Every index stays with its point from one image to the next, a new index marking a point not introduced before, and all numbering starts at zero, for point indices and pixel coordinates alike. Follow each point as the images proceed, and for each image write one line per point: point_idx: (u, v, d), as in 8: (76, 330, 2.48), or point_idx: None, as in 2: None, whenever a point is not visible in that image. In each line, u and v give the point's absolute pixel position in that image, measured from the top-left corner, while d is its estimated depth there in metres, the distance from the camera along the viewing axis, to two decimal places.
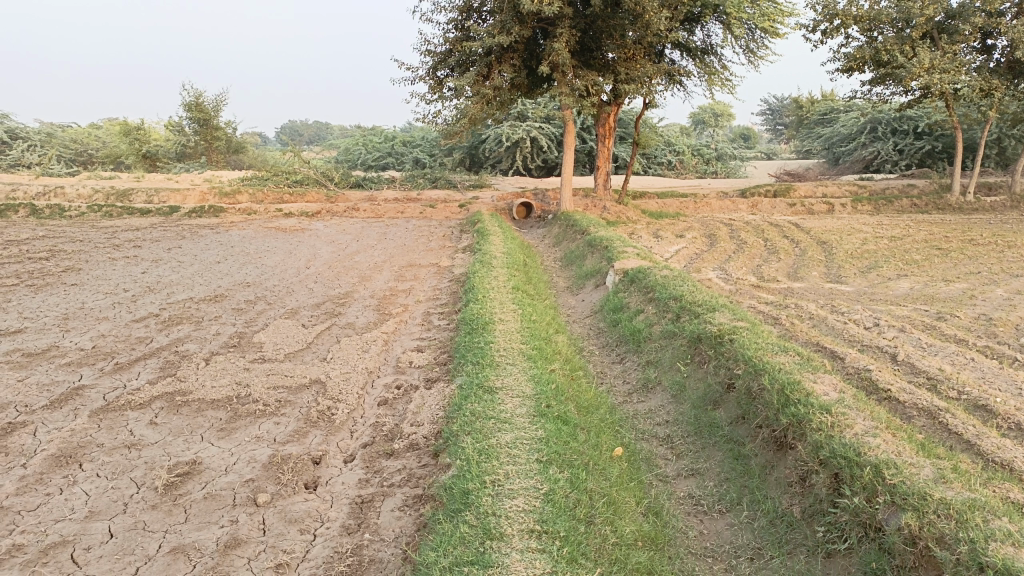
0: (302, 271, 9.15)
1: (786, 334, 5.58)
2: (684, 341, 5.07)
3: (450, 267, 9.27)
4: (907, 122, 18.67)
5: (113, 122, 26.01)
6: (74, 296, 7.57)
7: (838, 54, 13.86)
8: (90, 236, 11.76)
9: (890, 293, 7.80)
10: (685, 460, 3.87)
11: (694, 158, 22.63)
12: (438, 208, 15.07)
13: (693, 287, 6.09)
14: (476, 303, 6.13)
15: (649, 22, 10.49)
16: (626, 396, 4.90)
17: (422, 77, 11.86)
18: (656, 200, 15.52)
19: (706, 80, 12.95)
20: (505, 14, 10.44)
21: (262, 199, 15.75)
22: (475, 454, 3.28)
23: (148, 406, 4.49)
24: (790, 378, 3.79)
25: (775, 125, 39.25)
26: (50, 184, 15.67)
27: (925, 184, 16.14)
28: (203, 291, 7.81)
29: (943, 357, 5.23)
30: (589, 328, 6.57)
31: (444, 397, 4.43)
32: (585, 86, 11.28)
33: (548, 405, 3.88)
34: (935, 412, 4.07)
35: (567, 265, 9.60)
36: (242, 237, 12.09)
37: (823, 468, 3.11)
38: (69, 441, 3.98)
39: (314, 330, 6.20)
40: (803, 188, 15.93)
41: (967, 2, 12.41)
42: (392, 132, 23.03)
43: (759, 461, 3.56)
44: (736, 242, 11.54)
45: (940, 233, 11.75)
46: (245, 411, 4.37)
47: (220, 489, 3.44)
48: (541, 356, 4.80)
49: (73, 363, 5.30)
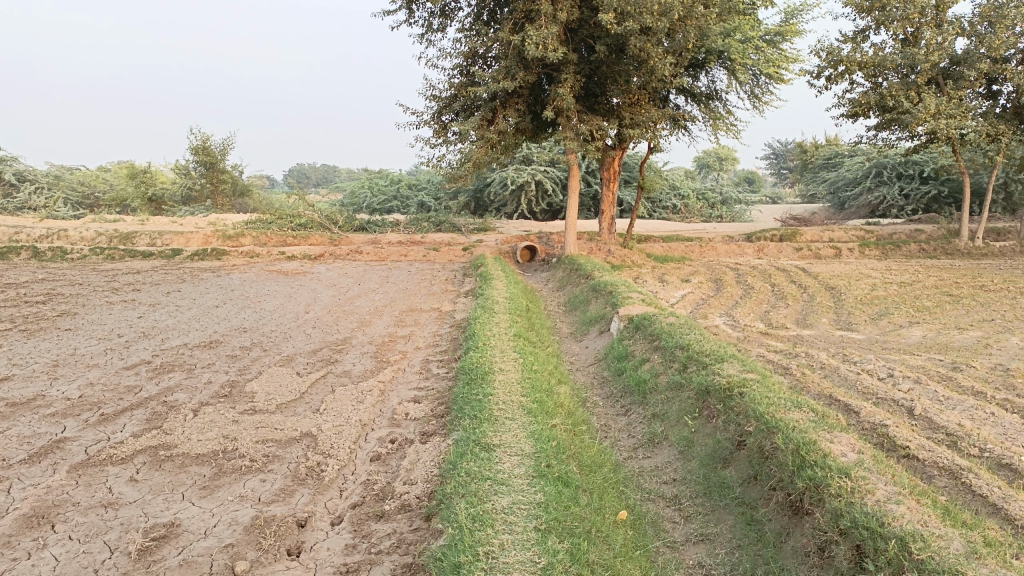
0: (302, 316, 8.98)
1: (798, 385, 5.37)
2: (691, 393, 4.86)
3: (451, 312, 9.11)
4: (912, 167, 18.63)
5: (121, 165, 26.20)
6: (67, 342, 7.40)
7: (843, 99, 13.85)
8: (91, 279, 11.66)
9: (903, 342, 7.58)
10: (694, 524, 3.65)
11: (699, 202, 22.61)
12: (442, 250, 14.95)
13: (700, 335, 5.88)
14: (476, 351, 5.94)
15: (653, 67, 10.46)
16: (631, 451, 4.68)
17: (426, 122, 11.85)
18: (661, 244, 15.40)
19: (711, 125, 12.94)
20: (509, 60, 10.42)
21: (265, 242, 15.68)
22: (469, 520, 3.06)
23: (130, 460, 4.29)
24: (805, 437, 3.57)
25: (780, 169, 39.40)
26: (54, 227, 15.65)
27: (932, 229, 16.00)
28: (198, 337, 7.63)
29: (962, 412, 4.99)
30: (592, 377, 6.37)
31: (440, 453, 4.22)
32: (589, 130, 11.23)
33: (548, 465, 3.66)
34: (958, 473, 3.84)
35: (571, 310, 9.44)
36: (243, 280, 11.96)
37: (843, 539, 2.89)
38: (43, 500, 3.77)
39: (309, 379, 6.01)
40: (809, 232, 15.79)
41: (971, 49, 12.38)
42: (398, 175, 23.09)
43: (774, 527, 3.33)
44: (743, 287, 11.37)
45: (950, 279, 11.56)
46: (231, 467, 4.16)
47: (197, 555, 3.22)
48: (543, 410, 4.58)
49: (57, 414, 5.09)
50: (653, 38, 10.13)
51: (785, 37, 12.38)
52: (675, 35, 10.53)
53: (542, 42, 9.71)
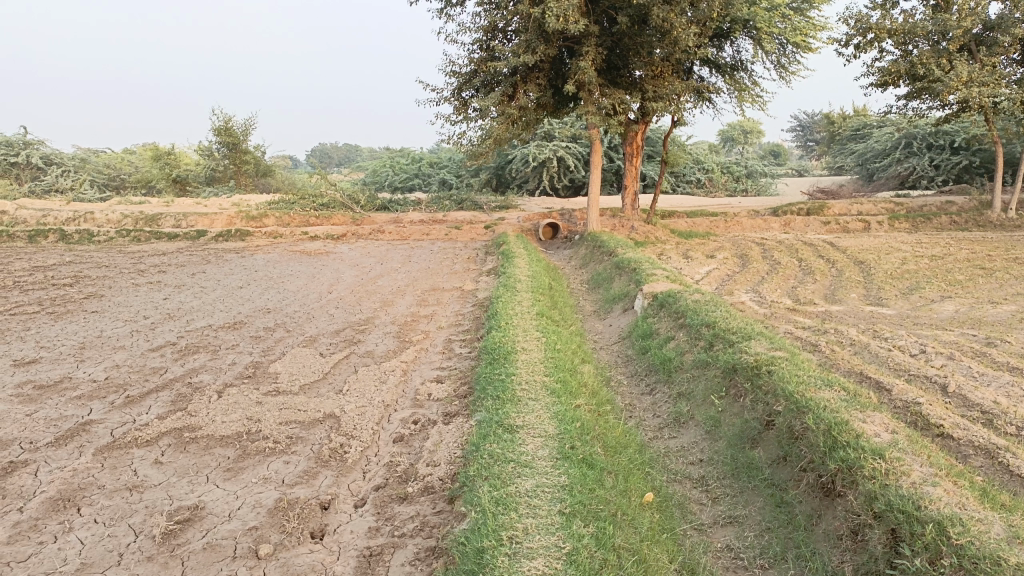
0: (325, 296, 8.97)
1: (827, 363, 5.26)
2: (717, 371, 4.77)
3: (474, 291, 9.06)
4: (942, 137, 18.20)
5: (146, 147, 26.37)
6: (94, 324, 7.44)
7: (872, 69, 13.51)
8: (117, 262, 11.76)
9: (934, 316, 7.41)
10: (721, 505, 3.58)
11: (723, 176, 22.30)
12: (464, 229, 14.87)
13: (726, 312, 5.77)
14: (498, 331, 5.88)
15: (677, 38, 10.24)
16: (657, 431, 4.61)
17: (446, 98, 11.73)
18: (686, 219, 15.20)
19: (736, 97, 12.70)
20: (530, 34, 10.27)
21: (288, 222, 15.71)
22: (492, 504, 3.02)
23: (155, 443, 4.30)
24: (837, 417, 3.47)
25: (807, 141, 38.81)
26: (81, 210, 15.80)
27: (964, 201, 15.63)
28: (223, 319, 7.65)
29: (998, 389, 4.85)
30: (617, 356, 6.29)
31: (463, 434, 4.18)
32: (611, 104, 11.06)
33: (572, 447, 3.61)
34: (994, 452, 3.73)
35: (594, 288, 9.34)
36: (266, 261, 11.99)
37: (878, 522, 2.80)
38: (70, 483, 3.79)
39: (332, 359, 6.00)
40: (837, 206, 15.50)
41: (1006, 14, 11.99)
42: (420, 154, 23.01)
43: (805, 509, 3.26)
44: (770, 262, 11.20)
45: (982, 251, 11.29)
46: (255, 449, 4.16)
47: (221, 538, 3.22)
48: (566, 390, 4.52)
49: (84, 397, 5.12)
50: (676, 8, 9.93)
51: (813, 5, 12.08)
52: (699, 5, 10.30)
53: (563, 15, 9.54)
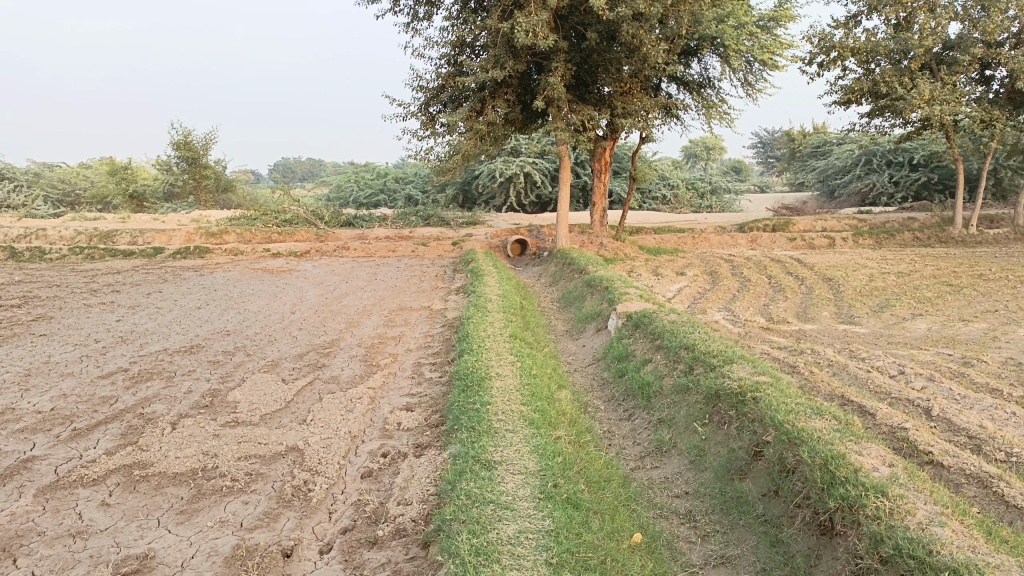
0: (287, 317, 8.65)
1: (807, 385, 5.13)
2: (699, 398, 4.59)
3: (443, 311, 8.82)
4: (901, 154, 18.48)
5: (102, 161, 25.68)
6: (41, 349, 7.03)
7: (836, 86, 13.63)
8: (69, 280, 11.30)
9: (908, 335, 7.34)
10: (712, 544, 3.39)
11: (688, 193, 22.39)
12: (431, 245, 14.63)
13: (704, 334, 5.60)
14: (470, 354, 5.63)
15: (646, 55, 10.17)
16: (638, 461, 4.42)
17: (413, 114, 11.50)
18: (653, 236, 15.13)
19: (704, 113, 12.69)
20: (498, 49, 10.11)
21: (250, 239, 15.29)
22: (471, 553, 2.78)
23: (102, 482, 3.98)
24: (833, 450, 3.30)
25: (768, 158, 39.43)
26: (32, 226, 15.25)
27: (926, 217, 15.82)
28: (179, 342, 7.29)
29: (981, 412, 4.74)
30: (592, 379, 6.10)
31: (436, 469, 3.94)
32: (580, 121, 10.94)
33: (555, 485, 3.40)
34: (988, 481, 3.60)
35: (566, 307, 9.17)
36: (226, 279, 11.62)
37: (885, 567, 2.63)
38: (6, 529, 3.46)
39: (295, 386, 5.70)
40: (802, 222, 15.58)
41: (964, 33, 12.16)
42: (385, 169, 22.70)
43: (801, 549, 3.09)
44: (739, 279, 11.15)
45: (947, 268, 11.36)
46: (211, 488, 3.86)
47: None
48: (545, 421, 4.30)
49: (26, 430, 4.76)
50: (645, 24, 9.85)
51: (780, 23, 12.13)
52: (667, 21, 10.28)
53: (533, 30, 9.40)
